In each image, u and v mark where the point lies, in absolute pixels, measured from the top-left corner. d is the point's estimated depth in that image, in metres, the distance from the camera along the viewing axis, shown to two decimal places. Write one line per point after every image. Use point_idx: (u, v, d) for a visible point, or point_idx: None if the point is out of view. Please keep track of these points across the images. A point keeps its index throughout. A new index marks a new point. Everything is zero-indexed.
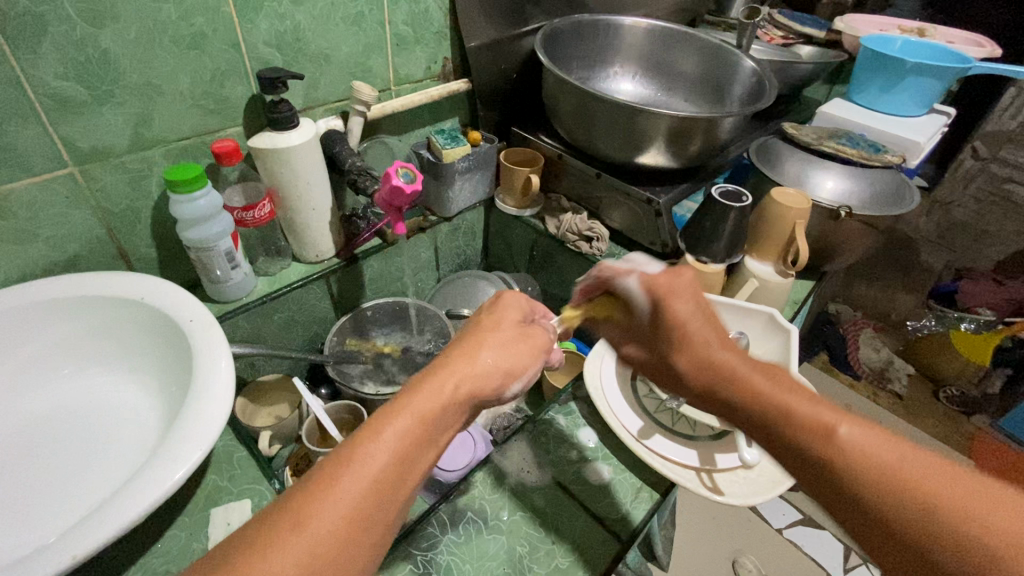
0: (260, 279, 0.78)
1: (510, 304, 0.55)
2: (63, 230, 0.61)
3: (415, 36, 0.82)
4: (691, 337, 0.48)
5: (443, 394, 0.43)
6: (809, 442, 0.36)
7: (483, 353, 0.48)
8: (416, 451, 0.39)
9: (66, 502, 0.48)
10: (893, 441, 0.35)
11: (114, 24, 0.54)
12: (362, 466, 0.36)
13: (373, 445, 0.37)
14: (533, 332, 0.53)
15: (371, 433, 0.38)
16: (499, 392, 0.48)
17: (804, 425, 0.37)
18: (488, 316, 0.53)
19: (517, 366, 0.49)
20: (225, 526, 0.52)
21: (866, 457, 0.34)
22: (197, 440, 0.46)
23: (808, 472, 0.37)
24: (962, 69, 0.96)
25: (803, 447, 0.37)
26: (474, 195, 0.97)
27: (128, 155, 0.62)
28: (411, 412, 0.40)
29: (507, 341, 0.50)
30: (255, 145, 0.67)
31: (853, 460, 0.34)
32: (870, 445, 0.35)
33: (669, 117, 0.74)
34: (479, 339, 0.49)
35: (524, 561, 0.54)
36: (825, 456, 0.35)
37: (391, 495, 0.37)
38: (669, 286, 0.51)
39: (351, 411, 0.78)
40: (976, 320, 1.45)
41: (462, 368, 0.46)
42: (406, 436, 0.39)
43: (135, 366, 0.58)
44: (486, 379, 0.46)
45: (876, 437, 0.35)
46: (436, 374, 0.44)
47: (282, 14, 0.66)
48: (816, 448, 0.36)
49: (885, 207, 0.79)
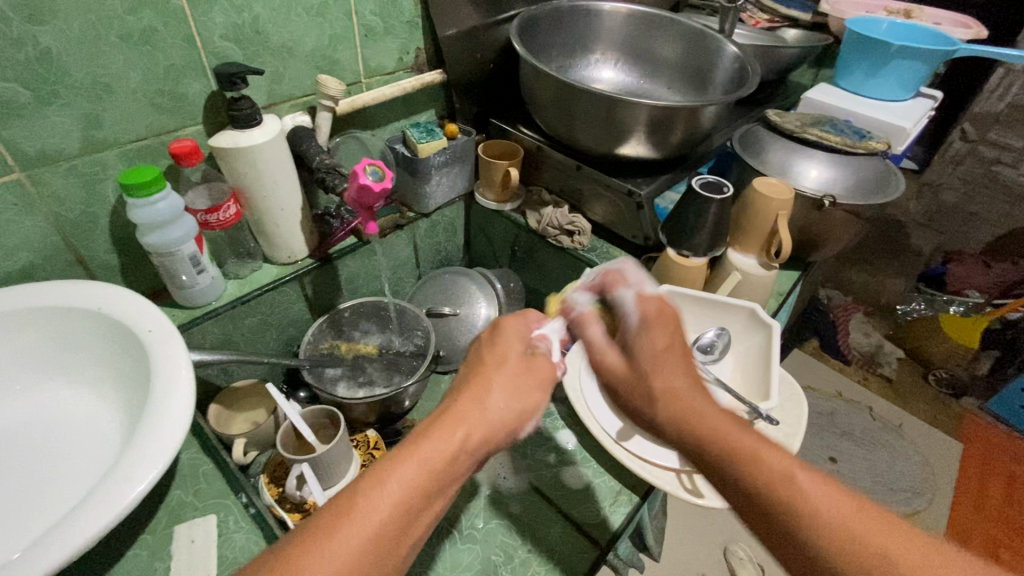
0: (230, 282, 0.76)
1: (512, 334, 0.53)
2: (14, 238, 0.58)
3: (384, 26, 0.79)
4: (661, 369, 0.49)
5: (451, 438, 0.42)
6: (773, 493, 0.38)
7: (491, 390, 0.46)
8: (421, 498, 0.38)
9: (20, 523, 0.45)
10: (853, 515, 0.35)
11: (53, 20, 0.51)
12: (364, 515, 0.36)
13: (377, 492, 0.37)
14: (541, 362, 0.52)
15: (377, 480, 0.37)
16: (510, 430, 0.46)
17: (766, 474, 0.38)
18: (491, 348, 0.52)
19: (527, 403, 0.48)
20: (188, 543, 0.50)
21: (818, 510, 0.36)
22: (152, 458, 0.44)
23: (770, 530, 0.38)
24: (949, 51, 0.94)
25: (765, 500, 0.38)
26: (452, 190, 0.95)
27: (79, 159, 0.59)
28: (419, 458, 0.39)
29: (516, 378, 0.49)
30: (215, 144, 0.64)
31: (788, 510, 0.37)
32: (834, 509, 0.36)
33: (647, 107, 0.71)
34: (485, 374, 0.48)
35: (500, 568, 0.58)
36: (794, 527, 0.36)
37: (393, 546, 0.36)
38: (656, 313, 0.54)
39: (328, 416, 0.75)
40: (964, 304, 1.48)
41: (467, 410, 0.44)
42: (410, 484, 0.38)
43: (96, 380, 0.56)
44: (496, 421, 0.45)
45: (835, 498, 0.36)
46: (444, 420, 0.43)
47: (239, 6, 0.63)
48: (788, 507, 0.37)
49: (870, 195, 0.77)
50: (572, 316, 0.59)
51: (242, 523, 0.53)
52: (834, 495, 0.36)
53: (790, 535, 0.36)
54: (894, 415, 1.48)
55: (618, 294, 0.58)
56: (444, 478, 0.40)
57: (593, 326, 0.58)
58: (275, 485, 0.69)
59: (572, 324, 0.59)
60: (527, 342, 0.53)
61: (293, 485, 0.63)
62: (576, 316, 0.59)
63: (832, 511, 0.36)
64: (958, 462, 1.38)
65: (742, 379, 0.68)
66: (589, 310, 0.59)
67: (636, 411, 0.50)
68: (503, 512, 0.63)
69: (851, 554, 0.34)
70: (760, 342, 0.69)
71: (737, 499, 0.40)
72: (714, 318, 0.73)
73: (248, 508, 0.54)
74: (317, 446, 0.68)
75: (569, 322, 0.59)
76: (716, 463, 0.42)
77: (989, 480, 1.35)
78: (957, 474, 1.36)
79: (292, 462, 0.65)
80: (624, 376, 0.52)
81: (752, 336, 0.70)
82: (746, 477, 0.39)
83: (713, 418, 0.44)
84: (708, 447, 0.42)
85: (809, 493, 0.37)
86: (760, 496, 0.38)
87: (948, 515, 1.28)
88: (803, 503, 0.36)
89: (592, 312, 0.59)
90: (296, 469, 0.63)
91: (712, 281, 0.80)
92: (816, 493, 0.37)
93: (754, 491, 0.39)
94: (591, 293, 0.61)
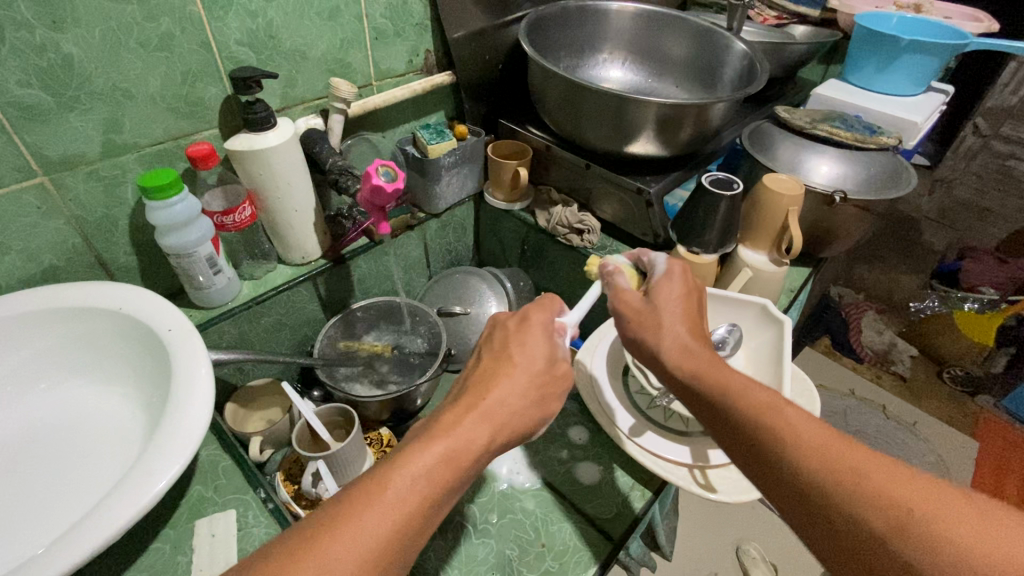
0: (245, 283, 0.77)
1: (539, 329, 0.52)
2: (38, 241, 0.60)
3: (395, 29, 0.80)
4: (665, 313, 0.52)
5: (475, 436, 0.42)
6: (760, 416, 0.41)
7: (515, 388, 0.46)
8: (442, 492, 0.39)
9: (45, 519, 0.47)
10: (828, 433, 0.39)
11: (75, 27, 0.53)
12: (387, 502, 0.36)
13: (402, 484, 0.37)
14: (561, 366, 0.50)
15: (398, 469, 0.38)
16: (524, 430, 0.47)
17: (751, 403, 0.43)
18: (516, 343, 0.51)
19: (544, 408, 0.48)
20: (209, 537, 0.51)
21: (800, 433, 0.39)
22: (175, 453, 0.45)
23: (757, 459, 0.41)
24: (960, 45, 0.93)
25: (749, 426, 0.42)
26: (462, 190, 0.95)
27: (100, 163, 0.61)
28: (443, 453, 0.40)
29: (537, 378, 0.48)
30: (231, 147, 0.65)
31: (770, 427, 0.41)
32: (809, 433, 0.39)
33: (656, 104, 0.72)
34: (509, 371, 0.48)
35: (515, 564, 0.58)
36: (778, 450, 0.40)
37: (411, 538, 0.37)
38: (683, 272, 0.56)
39: (343, 414, 0.76)
40: (979, 299, 1.43)
41: (490, 407, 0.45)
42: (431, 476, 0.39)
43: (118, 378, 0.57)
44: (515, 418, 0.45)
45: (811, 421, 0.40)
46: (465, 415, 0.44)
47: (254, 12, 0.64)
48: (772, 426, 0.41)
49: (881, 190, 0.77)
50: (607, 269, 0.59)
51: (261, 518, 0.54)
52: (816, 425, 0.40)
53: (774, 461, 0.40)
54: (909, 413, 1.46)
55: (651, 259, 0.59)
56: (464, 472, 0.41)
57: (619, 276, 0.58)
58: (291, 482, 0.70)
59: (604, 278, 0.59)
60: (551, 337, 0.52)
61: (309, 483, 0.63)
62: (610, 268, 0.59)
63: (810, 434, 0.39)
64: (973, 461, 1.37)
65: (754, 374, 0.68)
66: (622, 268, 0.60)
67: (637, 340, 0.53)
68: (517, 507, 0.64)
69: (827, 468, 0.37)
70: (770, 339, 0.69)
71: (731, 434, 0.43)
72: (725, 315, 0.73)
73: (266, 502, 0.55)
74: (333, 443, 0.69)
75: (603, 278, 0.59)
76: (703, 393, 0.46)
77: (1006, 480, 1.33)
78: (972, 473, 1.34)
79: (308, 459, 0.66)
80: (633, 311, 0.54)
81: (763, 333, 0.70)
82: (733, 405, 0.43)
83: (706, 361, 0.48)
84: (700, 381, 0.46)
85: (792, 420, 0.40)
86: (746, 421, 0.42)
87: None
88: (784, 424, 0.40)
89: (625, 270, 0.60)
90: (312, 465, 0.64)
91: (723, 277, 0.80)
92: (798, 421, 0.40)
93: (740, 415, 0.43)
94: (627, 258, 0.62)
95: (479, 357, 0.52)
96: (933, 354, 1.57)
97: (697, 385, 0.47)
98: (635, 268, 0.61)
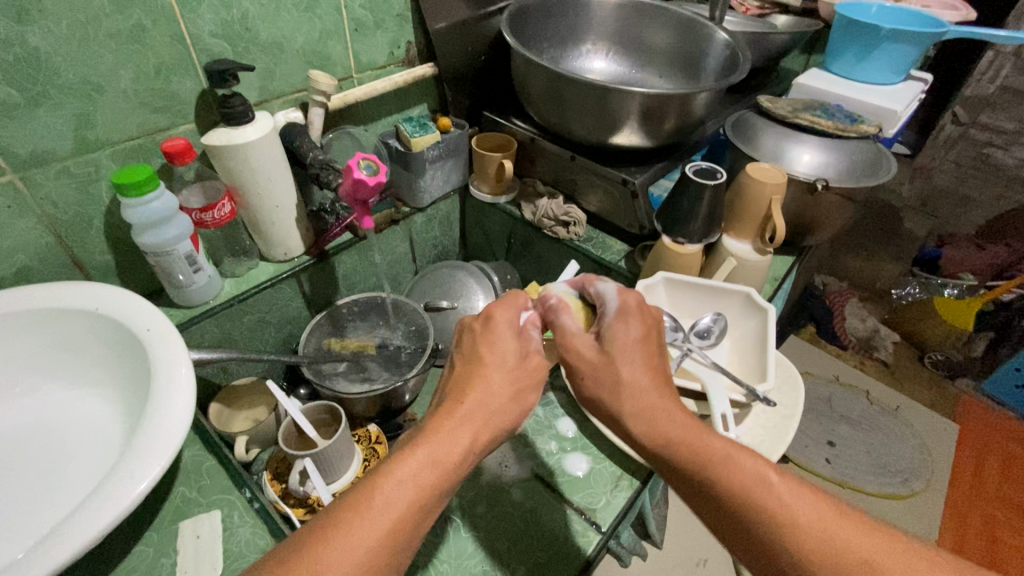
0: (227, 281, 0.76)
1: (504, 327, 0.51)
2: (9, 240, 0.58)
3: (375, 20, 0.79)
4: (620, 361, 0.48)
5: (455, 439, 0.42)
6: (760, 504, 0.39)
7: (491, 389, 0.46)
8: (431, 499, 0.39)
9: (24, 522, 0.46)
10: (826, 516, 0.38)
11: (41, 19, 0.51)
12: (375, 516, 0.36)
13: (387, 491, 0.37)
14: (534, 359, 0.50)
15: (381, 480, 0.38)
16: (508, 428, 0.47)
17: (747, 491, 0.39)
18: (484, 342, 0.50)
19: (525, 401, 0.48)
20: (194, 538, 0.51)
21: (805, 526, 0.37)
22: (155, 455, 0.44)
23: (769, 565, 0.38)
24: (937, 34, 0.94)
25: (743, 511, 0.39)
26: (447, 183, 0.95)
27: (72, 160, 0.59)
28: (424, 458, 0.40)
29: (514, 377, 0.48)
30: (208, 142, 0.64)
31: (770, 518, 0.38)
32: (812, 518, 0.38)
33: (640, 95, 0.71)
34: (483, 371, 0.47)
35: (504, 556, 0.59)
36: (785, 550, 0.37)
37: (403, 545, 0.36)
38: (638, 311, 0.52)
39: (329, 411, 0.75)
40: (959, 286, 1.49)
41: (470, 410, 0.44)
42: (419, 485, 0.38)
43: (95, 380, 0.56)
44: (498, 414, 0.45)
45: (809, 502, 0.39)
46: (449, 422, 0.43)
47: (228, 2, 0.63)
48: (774, 517, 0.38)
49: (862, 178, 0.78)
50: (550, 303, 0.55)
51: (247, 518, 0.53)
52: (813, 509, 0.38)
53: (768, 547, 0.38)
54: (894, 397, 1.49)
55: (597, 289, 0.55)
56: (452, 477, 0.40)
57: (566, 315, 0.54)
58: (278, 481, 0.69)
59: (546, 313, 0.55)
60: (520, 334, 0.52)
61: (297, 481, 0.64)
62: (553, 302, 0.55)
63: (811, 522, 0.37)
64: (955, 443, 1.40)
65: (739, 362, 0.69)
66: (567, 300, 0.56)
67: (594, 397, 0.49)
68: (506, 499, 0.65)
69: (841, 566, 0.36)
70: (754, 327, 0.70)
71: (714, 510, 0.41)
72: (709, 304, 0.74)
73: (253, 502, 0.54)
74: (320, 441, 0.68)
75: (546, 311, 0.55)
76: (685, 469, 0.42)
77: (986, 459, 1.37)
78: (953, 454, 1.37)
79: (294, 457, 0.65)
80: (591, 361, 0.50)
81: (748, 320, 0.71)
82: (725, 487, 0.40)
83: (677, 426, 0.44)
84: (684, 455, 0.42)
85: (791, 504, 0.38)
86: (737, 504, 0.39)
87: (946, 495, 1.29)
88: (787, 514, 0.38)
89: (570, 304, 0.55)
90: (299, 464, 0.64)
91: (708, 267, 0.81)
92: (794, 501, 0.39)
93: (729, 504, 0.40)
94: (570, 287, 0.58)
95: (452, 361, 0.51)
96: (915, 339, 1.60)
97: (671, 455, 0.43)
98: (581, 296, 0.57)
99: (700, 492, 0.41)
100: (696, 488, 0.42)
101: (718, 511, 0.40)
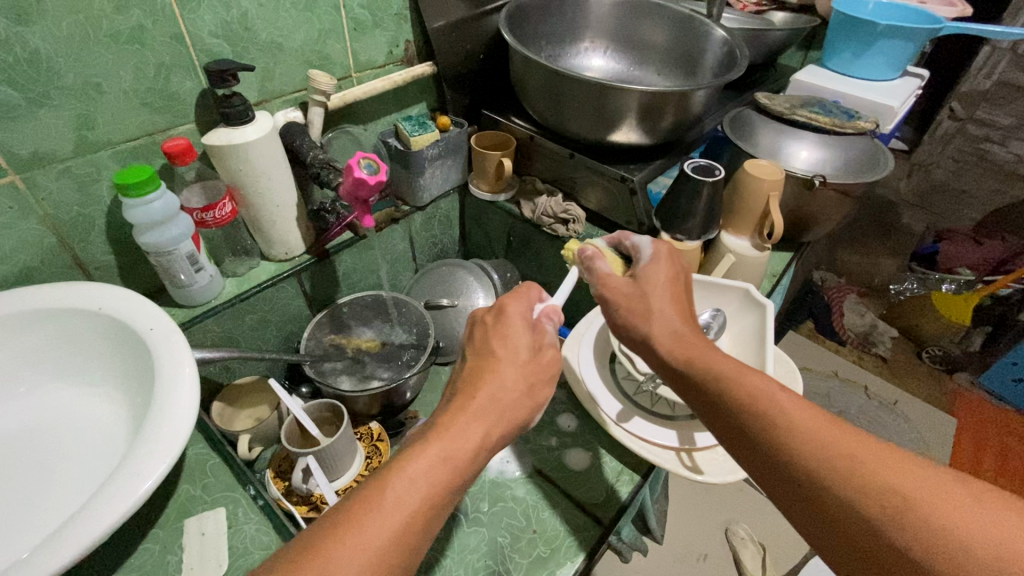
0: (228, 280, 0.76)
1: (518, 320, 0.52)
2: (10, 241, 0.58)
3: (374, 19, 0.79)
4: (651, 298, 0.54)
5: (466, 436, 0.42)
6: (755, 406, 0.42)
7: (503, 385, 0.46)
8: (442, 496, 0.39)
9: (30, 520, 0.46)
10: (820, 421, 0.40)
11: (42, 20, 0.51)
12: (388, 511, 0.36)
13: (398, 488, 0.38)
14: (547, 354, 0.51)
15: (394, 475, 0.38)
16: (519, 424, 0.47)
17: (745, 395, 0.43)
18: (497, 337, 0.50)
19: (536, 398, 0.48)
20: (199, 535, 0.51)
21: (796, 423, 0.40)
22: (161, 452, 0.44)
23: (765, 465, 0.41)
24: (933, 30, 0.95)
25: (741, 414, 0.43)
26: (446, 182, 0.95)
27: (73, 160, 0.59)
28: (437, 454, 0.40)
29: (526, 373, 0.48)
30: (208, 142, 0.64)
31: (763, 415, 0.41)
32: (804, 418, 0.40)
33: (638, 92, 0.72)
34: (495, 366, 0.48)
35: (506, 551, 0.59)
36: (778, 444, 0.40)
37: (416, 542, 0.37)
38: (670, 258, 0.58)
39: (331, 409, 0.76)
40: (956, 281, 1.51)
41: (482, 406, 0.45)
42: (431, 481, 0.39)
43: (99, 380, 0.56)
44: (510, 412, 0.46)
45: (804, 409, 0.41)
46: (462, 418, 0.43)
47: (227, 3, 0.63)
48: (765, 415, 0.41)
49: (859, 173, 0.78)
50: (589, 254, 0.60)
51: (251, 515, 0.54)
52: (808, 412, 0.40)
53: (765, 447, 0.41)
54: (892, 391, 1.50)
55: (633, 242, 0.61)
56: (462, 474, 0.41)
57: (603, 261, 0.59)
58: (281, 478, 0.70)
59: (587, 262, 0.59)
60: (533, 328, 0.52)
61: (300, 479, 0.64)
62: (590, 253, 0.60)
63: (805, 421, 0.40)
64: (952, 437, 1.40)
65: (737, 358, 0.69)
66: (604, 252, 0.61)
67: (628, 326, 0.54)
68: (507, 496, 0.65)
69: (825, 456, 0.37)
70: (753, 322, 0.70)
71: (720, 421, 0.45)
72: (709, 300, 0.74)
73: (256, 500, 0.55)
74: (322, 439, 0.69)
75: (584, 262, 0.60)
76: (699, 381, 0.47)
77: (984, 453, 1.38)
78: (951, 448, 1.38)
79: (297, 454, 0.66)
80: (625, 296, 0.55)
81: (746, 316, 0.71)
82: (728, 393, 0.44)
83: (696, 349, 0.49)
84: (699, 371, 0.47)
85: (788, 407, 0.41)
86: (738, 409, 0.43)
87: None
88: (781, 413, 0.41)
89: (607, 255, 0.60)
90: (302, 462, 0.64)
91: (707, 263, 0.81)
92: (794, 410, 0.41)
93: (732, 410, 0.44)
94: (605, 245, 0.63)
95: (464, 356, 0.51)
96: (913, 335, 1.60)
97: (689, 371, 0.48)
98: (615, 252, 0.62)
99: (707, 403, 0.46)
100: (707, 402, 0.46)
101: (722, 421, 0.44)
